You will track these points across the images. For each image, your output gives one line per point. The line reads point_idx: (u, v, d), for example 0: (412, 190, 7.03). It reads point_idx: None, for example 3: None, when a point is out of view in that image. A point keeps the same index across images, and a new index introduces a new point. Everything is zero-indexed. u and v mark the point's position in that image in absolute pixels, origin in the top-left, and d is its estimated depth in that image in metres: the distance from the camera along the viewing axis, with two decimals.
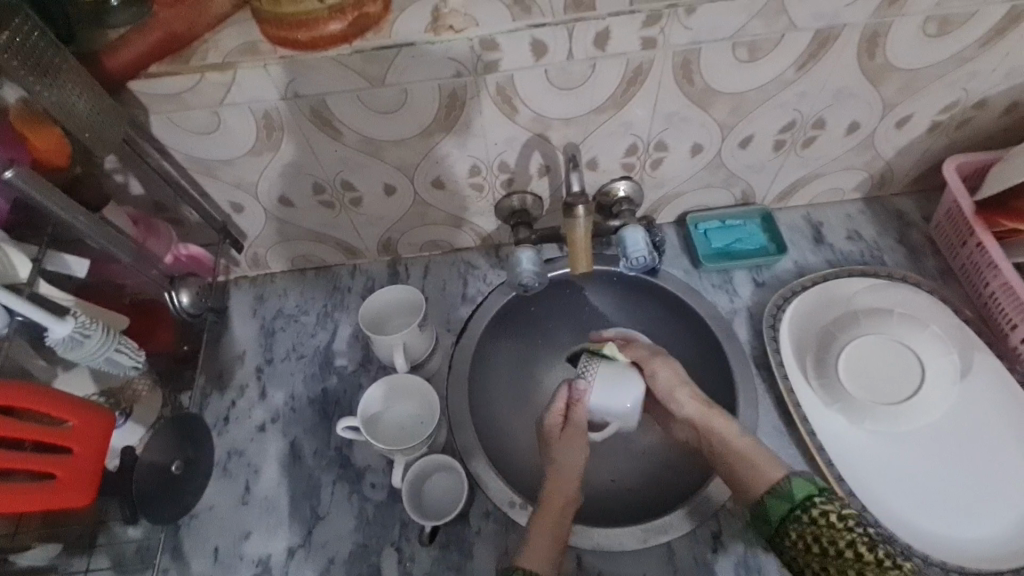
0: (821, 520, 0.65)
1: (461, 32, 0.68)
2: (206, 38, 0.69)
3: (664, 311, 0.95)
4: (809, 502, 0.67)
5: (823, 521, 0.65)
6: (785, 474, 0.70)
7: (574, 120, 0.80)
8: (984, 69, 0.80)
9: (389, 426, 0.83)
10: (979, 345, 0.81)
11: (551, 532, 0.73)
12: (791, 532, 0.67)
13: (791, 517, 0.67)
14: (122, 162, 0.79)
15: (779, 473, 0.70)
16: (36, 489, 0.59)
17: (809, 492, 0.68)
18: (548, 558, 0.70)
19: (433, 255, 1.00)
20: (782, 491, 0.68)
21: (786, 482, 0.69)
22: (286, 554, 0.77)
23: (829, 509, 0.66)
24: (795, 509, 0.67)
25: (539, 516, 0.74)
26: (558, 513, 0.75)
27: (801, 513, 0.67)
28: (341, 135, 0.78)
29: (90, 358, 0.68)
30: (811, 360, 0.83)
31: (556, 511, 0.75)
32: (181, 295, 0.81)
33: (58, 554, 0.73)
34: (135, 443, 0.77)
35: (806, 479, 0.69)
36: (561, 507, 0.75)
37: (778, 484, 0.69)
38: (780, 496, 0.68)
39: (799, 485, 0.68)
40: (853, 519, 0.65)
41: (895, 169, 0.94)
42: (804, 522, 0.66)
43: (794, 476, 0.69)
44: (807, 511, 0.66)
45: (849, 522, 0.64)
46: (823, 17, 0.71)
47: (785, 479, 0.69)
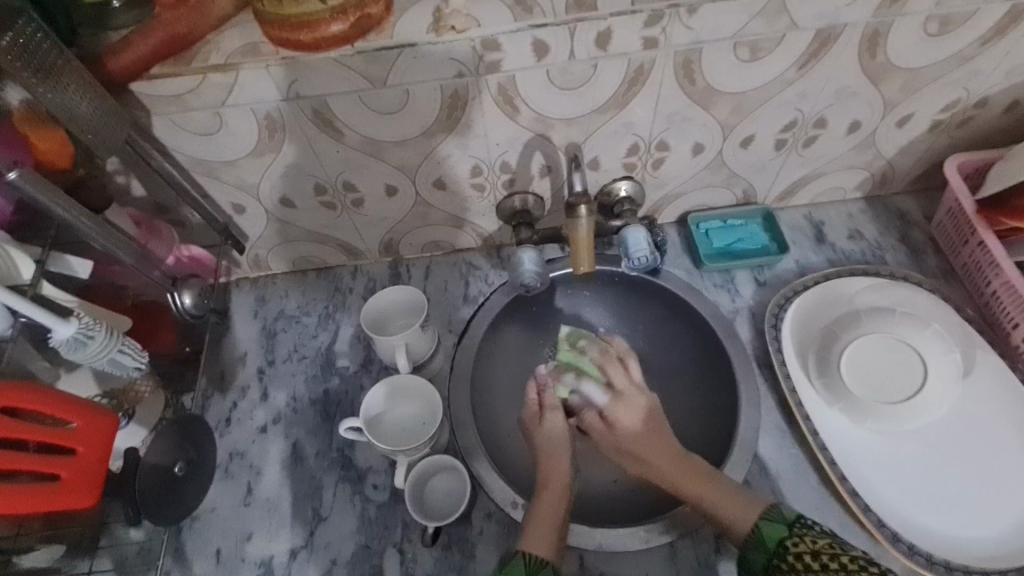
0: (798, 565, 0.63)
1: (463, 32, 0.68)
2: (209, 39, 0.69)
3: (666, 311, 0.95)
4: (783, 549, 0.65)
5: (800, 566, 0.63)
6: (758, 515, 0.69)
7: (576, 120, 0.80)
8: (985, 69, 0.80)
9: (391, 427, 0.83)
10: (981, 344, 0.81)
11: (550, 519, 0.74)
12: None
13: (771, 565, 0.66)
14: (124, 165, 0.79)
15: (754, 517, 0.70)
16: (40, 491, 0.59)
17: (782, 535, 0.67)
18: (552, 542, 0.71)
19: (435, 255, 1.00)
20: (756, 540, 0.68)
21: (757, 528, 0.68)
22: (288, 556, 0.77)
23: (803, 550, 0.64)
24: (773, 558, 0.66)
25: (537, 506, 0.76)
26: (557, 499, 0.77)
27: (779, 562, 0.65)
28: (343, 135, 0.78)
29: (94, 359, 0.68)
30: (813, 360, 0.83)
31: (553, 499, 0.77)
32: (184, 297, 0.81)
33: (61, 556, 0.73)
34: (139, 445, 0.77)
35: (778, 521, 0.68)
36: (556, 497, 0.77)
37: (751, 531, 0.69)
38: (755, 544, 0.68)
39: (770, 530, 0.67)
40: (827, 555, 0.62)
41: (897, 168, 0.94)
42: (784, 569, 0.65)
43: (765, 522, 0.68)
44: (784, 559, 0.65)
45: (824, 558, 0.62)
46: (824, 16, 0.71)
47: (755, 526, 0.69)
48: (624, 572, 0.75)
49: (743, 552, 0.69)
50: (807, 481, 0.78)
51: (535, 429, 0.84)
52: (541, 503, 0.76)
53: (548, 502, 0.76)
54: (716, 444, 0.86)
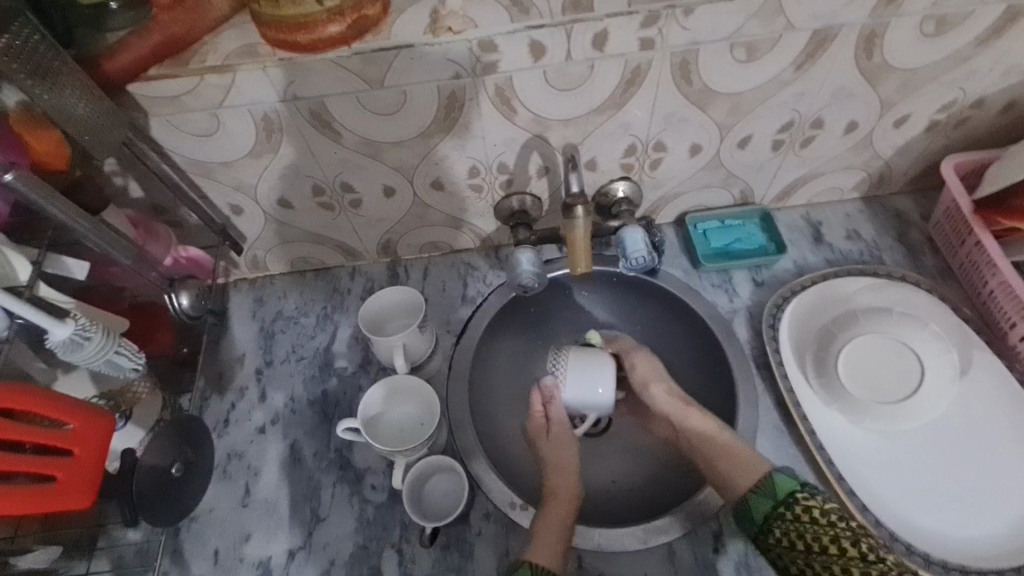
0: (805, 516, 0.66)
1: (459, 33, 0.68)
2: (205, 41, 0.70)
3: (664, 311, 0.95)
4: (792, 500, 0.68)
5: (806, 517, 0.66)
6: (766, 473, 0.72)
7: (573, 121, 0.80)
8: (982, 69, 0.80)
9: (389, 427, 0.83)
10: (978, 344, 0.81)
11: (556, 528, 0.74)
12: (775, 529, 0.68)
13: (775, 514, 0.68)
14: (121, 166, 0.79)
15: (762, 472, 0.72)
16: (39, 492, 0.59)
17: (791, 488, 0.69)
18: (557, 549, 0.71)
19: (433, 256, 1.00)
20: (764, 490, 0.70)
21: (768, 480, 0.71)
22: (286, 556, 0.77)
23: (812, 504, 0.67)
24: (778, 506, 0.68)
25: (543, 514, 0.75)
26: (565, 509, 0.77)
27: (785, 510, 0.68)
28: (340, 136, 0.78)
29: (91, 361, 0.68)
30: (811, 360, 0.83)
31: (560, 509, 0.77)
32: (181, 298, 0.82)
33: (57, 558, 0.73)
34: (135, 446, 0.76)
35: (790, 476, 0.70)
36: (563, 508, 0.77)
37: (759, 485, 0.71)
38: (763, 495, 0.70)
39: (781, 482, 0.70)
40: (834, 513, 0.66)
41: (894, 168, 0.95)
42: (788, 519, 0.67)
43: (777, 475, 0.71)
44: (790, 509, 0.68)
45: (831, 516, 0.65)
46: (820, 17, 0.71)
47: (766, 477, 0.71)
48: (621, 572, 0.75)
49: (747, 506, 0.71)
50: (805, 481, 0.78)
51: (539, 441, 0.86)
52: (548, 511, 0.76)
53: (555, 512, 0.76)
54: None
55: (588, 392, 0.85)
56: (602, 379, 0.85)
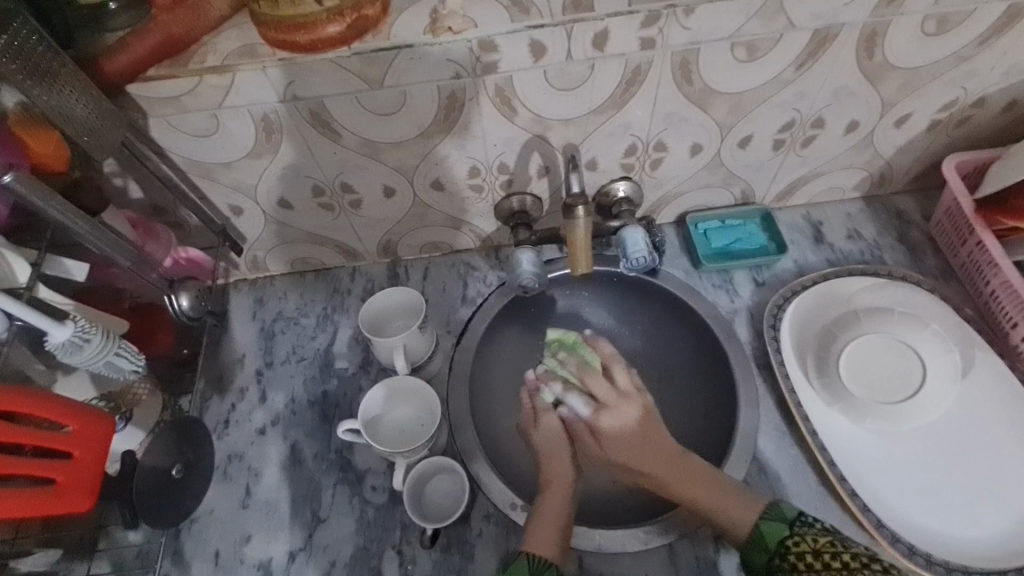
0: (800, 564, 0.63)
1: (459, 33, 0.68)
2: (205, 41, 0.69)
3: (665, 311, 0.95)
4: (784, 549, 0.65)
5: (801, 565, 0.63)
6: (758, 516, 0.69)
7: (574, 121, 0.80)
8: (983, 68, 0.80)
9: (389, 428, 0.83)
10: (980, 344, 0.81)
11: (554, 519, 0.74)
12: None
13: (773, 566, 0.65)
14: (121, 167, 0.79)
15: (753, 517, 0.69)
16: (37, 495, 0.59)
17: (782, 535, 0.66)
18: (555, 540, 0.71)
19: (433, 256, 1.00)
20: (757, 541, 0.67)
21: (757, 529, 0.68)
22: (287, 557, 0.77)
23: (805, 549, 0.63)
24: (774, 558, 0.65)
25: (541, 506, 0.75)
26: (562, 501, 0.76)
27: (781, 561, 0.65)
28: (340, 137, 0.78)
29: (89, 362, 0.68)
30: (812, 360, 0.83)
31: (557, 501, 0.76)
32: (181, 299, 0.81)
33: (58, 560, 0.73)
34: (135, 447, 0.77)
35: (777, 521, 0.67)
36: (561, 500, 0.76)
37: (750, 533, 0.68)
38: (756, 547, 0.67)
39: (771, 532, 0.67)
40: (827, 553, 0.61)
41: (895, 167, 0.94)
42: (785, 568, 0.64)
43: (765, 523, 0.68)
44: (785, 559, 0.64)
45: (825, 557, 0.61)
46: (821, 16, 0.71)
47: (756, 525, 0.68)
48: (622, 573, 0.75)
49: (745, 553, 0.68)
50: (807, 481, 0.78)
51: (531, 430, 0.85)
52: (545, 504, 0.76)
53: (551, 502, 0.76)
54: (715, 445, 0.86)
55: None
56: None
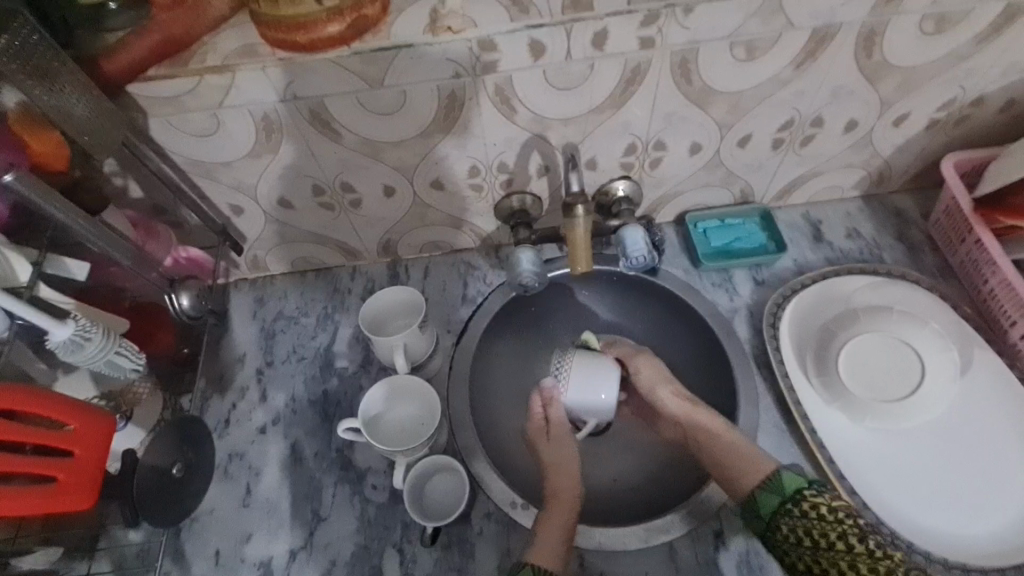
0: (812, 513, 0.67)
1: (459, 33, 0.68)
2: (204, 41, 0.69)
3: (664, 310, 0.95)
4: (799, 497, 0.69)
5: (813, 514, 0.67)
6: (774, 469, 0.72)
7: (573, 120, 0.80)
8: (981, 67, 0.80)
9: (389, 427, 0.83)
10: (978, 342, 0.81)
11: (557, 527, 0.74)
12: (782, 525, 0.68)
13: (782, 510, 0.69)
14: (121, 166, 0.79)
15: (771, 467, 0.72)
16: (38, 493, 0.59)
17: (799, 485, 0.70)
18: (557, 549, 0.71)
19: (433, 255, 1.00)
20: (773, 485, 0.70)
21: (776, 474, 0.71)
22: (288, 556, 0.77)
23: (820, 502, 0.68)
24: (785, 502, 0.69)
25: (545, 515, 0.76)
26: (568, 510, 0.77)
27: (792, 507, 0.69)
28: (340, 137, 0.78)
29: (90, 361, 0.68)
30: (812, 359, 0.83)
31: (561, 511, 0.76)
32: (182, 298, 0.81)
33: (58, 559, 0.73)
34: (136, 447, 0.77)
35: (797, 475, 0.71)
36: (566, 506, 0.77)
37: (767, 479, 0.71)
38: (770, 490, 0.70)
39: (790, 480, 0.71)
40: (842, 511, 0.66)
41: (894, 166, 0.95)
42: (794, 515, 0.68)
43: (785, 472, 0.71)
44: (797, 505, 0.68)
45: (839, 514, 0.66)
46: (819, 15, 0.71)
47: (775, 473, 0.71)
48: (622, 571, 0.75)
49: (754, 499, 0.71)
50: (806, 479, 0.78)
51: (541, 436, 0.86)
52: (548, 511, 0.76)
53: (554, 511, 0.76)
54: None
55: (590, 396, 0.85)
56: (607, 385, 0.85)
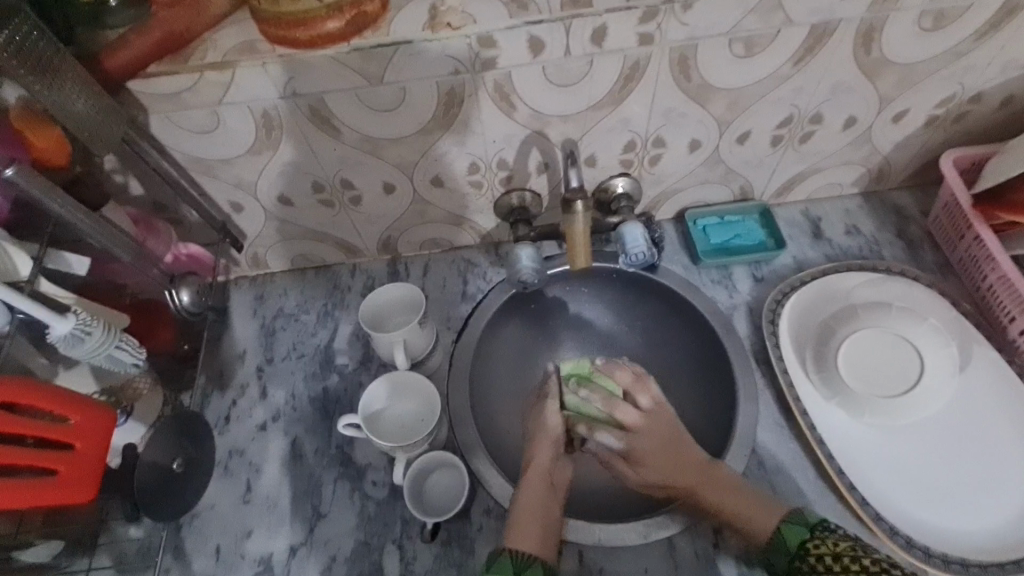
0: (819, 565, 0.64)
1: (458, 29, 0.69)
2: (205, 38, 0.70)
3: (663, 307, 0.95)
4: (804, 551, 0.66)
5: (821, 567, 0.64)
6: (778, 523, 0.69)
7: (573, 117, 0.80)
8: (980, 64, 0.80)
9: (389, 424, 0.83)
10: (977, 338, 0.82)
11: (535, 511, 0.74)
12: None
13: (793, 568, 0.66)
14: (122, 163, 0.79)
15: (773, 522, 0.69)
16: (39, 486, 0.59)
17: (802, 538, 0.67)
18: (538, 536, 0.71)
19: (433, 253, 1.00)
20: (777, 544, 0.68)
21: (777, 533, 0.68)
22: (288, 552, 0.78)
23: (824, 552, 0.64)
24: (794, 560, 0.66)
25: (524, 498, 0.75)
26: (546, 493, 0.76)
27: (800, 563, 0.66)
28: (340, 134, 0.78)
29: (91, 355, 0.68)
30: (811, 354, 0.83)
31: (539, 495, 0.76)
32: (182, 294, 0.81)
33: (59, 552, 0.72)
34: (137, 441, 0.77)
35: (799, 525, 0.68)
36: (543, 493, 0.76)
37: (771, 538, 0.68)
38: (776, 549, 0.68)
39: (791, 534, 0.67)
40: (847, 556, 0.62)
41: (893, 163, 0.95)
42: (804, 571, 0.65)
43: (786, 524, 0.68)
44: (805, 560, 0.65)
45: (844, 560, 0.62)
46: (818, 12, 0.71)
47: (777, 529, 0.69)
48: (622, 568, 0.75)
49: (767, 557, 0.69)
50: (805, 475, 0.78)
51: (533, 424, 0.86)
52: (525, 492, 0.76)
53: (532, 492, 0.76)
54: (714, 440, 0.86)
55: None
56: None
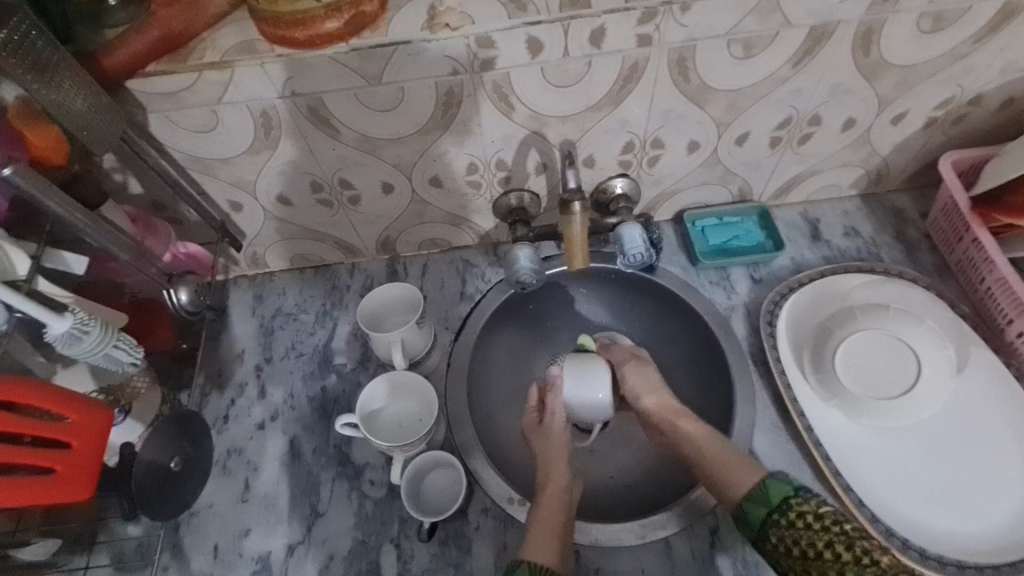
0: (799, 523, 0.64)
1: (457, 30, 0.69)
2: (203, 37, 0.70)
3: (662, 308, 0.96)
4: (786, 505, 0.66)
5: (800, 523, 0.64)
6: (761, 479, 0.69)
7: (571, 118, 0.80)
8: (980, 66, 0.80)
9: (387, 423, 0.83)
10: (975, 340, 0.81)
11: (553, 524, 0.73)
12: (772, 535, 0.65)
13: (770, 521, 0.66)
14: (120, 162, 0.79)
15: (756, 478, 0.70)
16: (35, 485, 0.59)
17: (786, 494, 0.67)
18: (553, 544, 0.70)
19: (432, 253, 1.00)
20: (759, 495, 0.68)
21: (761, 485, 0.68)
22: (285, 551, 0.78)
23: (805, 509, 0.64)
24: (772, 511, 0.66)
25: (538, 508, 0.75)
26: (562, 508, 0.75)
27: (779, 517, 0.65)
28: (339, 133, 0.78)
29: (88, 355, 0.68)
30: (808, 356, 0.83)
31: (555, 501, 0.75)
32: (180, 294, 0.80)
33: (58, 550, 0.73)
34: (135, 439, 0.76)
35: (783, 483, 0.68)
36: (557, 500, 0.75)
37: (753, 490, 0.69)
38: (757, 500, 0.68)
39: (775, 489, 0.68)
40: (829, 518, 0.63)
41: (892, 165, 0.95)
42: (782, 524, 0.65)
43: (769, 480, 0.69)
44: (784, 514, 0.65)
45: (825, 520, 0.62)
46: (817, 13, 0.71)
47: (760, 483, 0.69)
48: (618, 568, 0.75)
49: (744, 512, 0.68)
50: (802, 477, 0.78)
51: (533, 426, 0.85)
52: (543, 505, 0.75)
53: (549, 503, 0.75)
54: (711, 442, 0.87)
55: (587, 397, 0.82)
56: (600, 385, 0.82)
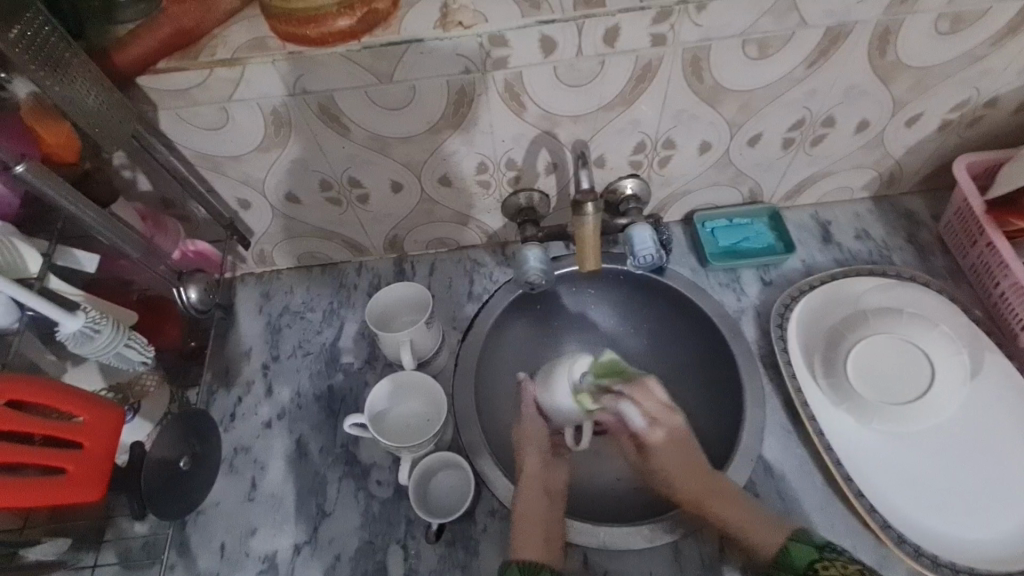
0: None
1: (470, 28, 0.68)
2: (215, 34, 0.69)
3: (670, 309, 0.95)
4: (813, 571, 0.65)
5: None
6: (785, 542, 0.67)
7: (583, 117, 0.79)
8: (997, 68, 0.80)
9: (394, 424, 0.83)
10: (988, 345, 0.81)
11: (538, 520, 0.74)
12: None
13: None
14: (131, 159, 0.78)
15: (779, 539, 0.68)
16: (48, 485, 0.59)
17: (811, 557, 0.65)
18: (540, 542, 0.71)
19: (439, 252, 1.00)
20: (784, 562, 0.66)
21: (784, 548, 0.67)
22: (291, 551, 0.77)
23: (834, 574, 0.63)
24: None
25: (523, 503, 0.75)
26: (546, 501, 0.76)
27: None
28: (349, 131, 0.78)
29: (98, 353, 0.68)
30: (819, 359, 0.82)
31: (538, 494, 0.77)
32: (190, 291, 0.80)
33: (66, 549, 0.73)
34: (143, 438, 0.77)
35: (806, 543, 0.67)
36: (537, 495, 0.76)
37: (778, 553, 0.67)
38: (783, 567, 0.66)
39: (799, 552, 0.66)
40: None
41: (905, 167, 0.94)
42: None
43: (792, 541, 0.67)
44: None
45: None
46: (834, 14, 0.70)
47: (784, 544, 0.67)
48: (628, 571, 0.75)
49: (769, 572, 0.68)
50: (812, 481, 0.77)
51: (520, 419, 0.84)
52: (527, 500, 0.76)
53: (532, 498, 0.76)
54: (721, 444, 0.86)
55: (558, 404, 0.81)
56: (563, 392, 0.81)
